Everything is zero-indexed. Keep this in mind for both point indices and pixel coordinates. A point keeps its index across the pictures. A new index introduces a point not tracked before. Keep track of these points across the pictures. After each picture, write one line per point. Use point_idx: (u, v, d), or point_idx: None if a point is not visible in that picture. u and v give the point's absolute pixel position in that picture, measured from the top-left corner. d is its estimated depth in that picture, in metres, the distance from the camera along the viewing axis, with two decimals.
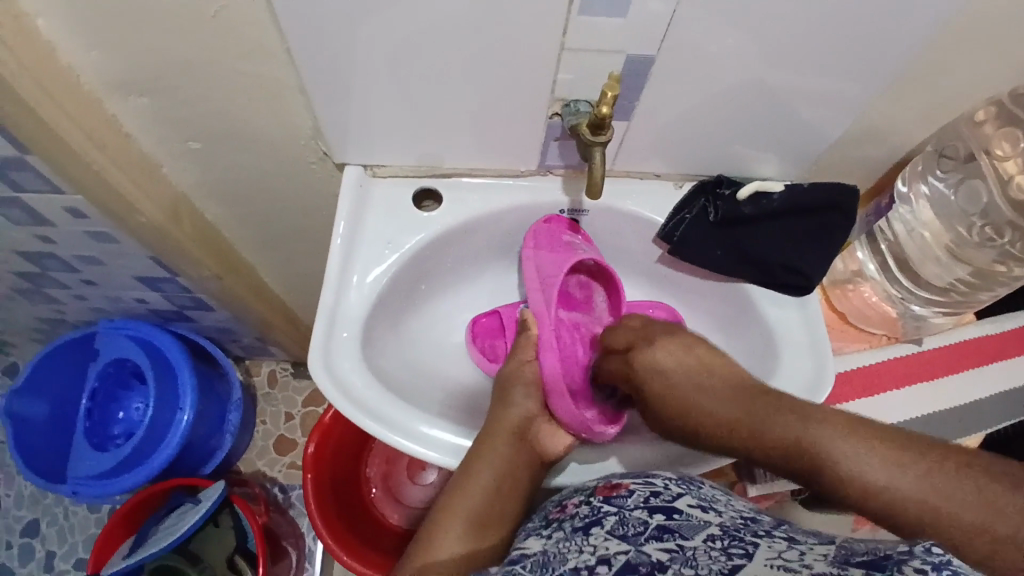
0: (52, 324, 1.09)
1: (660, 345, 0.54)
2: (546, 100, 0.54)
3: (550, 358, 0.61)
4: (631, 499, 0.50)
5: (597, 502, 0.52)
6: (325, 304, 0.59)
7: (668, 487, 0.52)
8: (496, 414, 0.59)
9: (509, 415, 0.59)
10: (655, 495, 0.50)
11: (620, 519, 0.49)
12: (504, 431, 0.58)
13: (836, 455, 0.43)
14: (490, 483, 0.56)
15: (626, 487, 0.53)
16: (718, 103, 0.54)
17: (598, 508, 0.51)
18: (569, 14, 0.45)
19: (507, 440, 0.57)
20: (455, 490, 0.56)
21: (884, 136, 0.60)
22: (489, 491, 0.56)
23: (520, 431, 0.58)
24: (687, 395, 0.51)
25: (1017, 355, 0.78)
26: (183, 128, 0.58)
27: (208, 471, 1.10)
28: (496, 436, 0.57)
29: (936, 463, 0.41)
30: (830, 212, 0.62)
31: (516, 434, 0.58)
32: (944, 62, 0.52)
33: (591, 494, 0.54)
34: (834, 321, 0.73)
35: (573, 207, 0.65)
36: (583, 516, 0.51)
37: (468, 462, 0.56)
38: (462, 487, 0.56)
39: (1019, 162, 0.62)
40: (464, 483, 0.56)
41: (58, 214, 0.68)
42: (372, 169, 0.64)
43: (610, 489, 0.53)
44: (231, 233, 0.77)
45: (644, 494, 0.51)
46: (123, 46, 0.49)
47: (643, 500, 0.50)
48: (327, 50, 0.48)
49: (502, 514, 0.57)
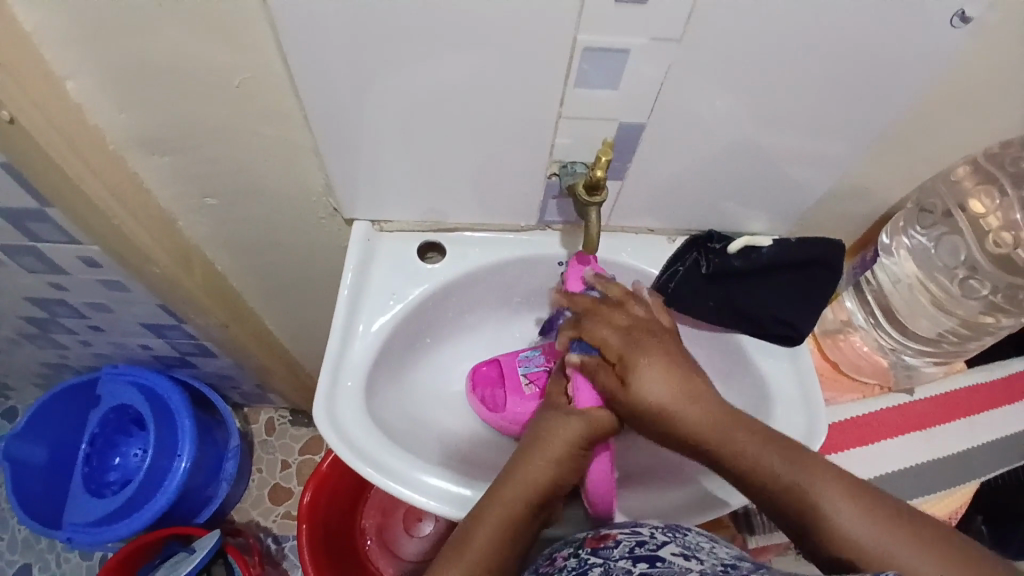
0: (54, 369, 1.10)
1: (652, 359, 0.54)
2: (545, 162, 0.57)
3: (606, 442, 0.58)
4: (617, 550, 0.51)
5: (585, 554, 0.52)
6: (331, 352, 0.61)
7: (653, 536, 0.52)
8: (523, 470, 0.55)
9: (549, 471, 0.55)
10: (641, 544, 0.51)
11: (605, 569, 0.49)
12: (522, 492, 0.54)
13: (836, 515, 0.46)
14: (497, 545, 0.52)
15: (613, 538, 0.53)
16: (707, 162, 0.58)
17: (585, 560, 0.51)
18: (567, 87, 0.49)
19: (524, 501, 0.53)
20: (455, 550, 0.52)
21: (864, 194, 0.64)
22: (498, 558, 0.51)
23: (542, 494, 0.54)
24: (675, 416, 0.52)
25: (1007, 403, 0.79)
26: (201, 185, 0.61)
27: (202, 520, 1.09)
28: (514, 495, 0.54)
29: (906, 521, 0.44)
30: (816, 266, 0.64)
31: (538, 496, 0.54)
32: (917, 127, 0.56)
33: (579, 547, 0.54)
34: (827, 370, 0.74)
35: (570, 260, 0.67)
36: (571, 569, 0.51)
37: (476, 518, 0.53)
38: (468, 544, 0.52)
39: (999, 216, 0.64)
40: (471, 539, 0.52)
41: (72, 262, 0.70)
42: (379, 224, 0.67)
43: (598, 540, 0.54)
44: (239, 282, 0.79)
45: (629, 544, 0.51)
46: (150, 109, 0.53)
47: (628, 550, 0.50)
48: (339, 114, 0.52)
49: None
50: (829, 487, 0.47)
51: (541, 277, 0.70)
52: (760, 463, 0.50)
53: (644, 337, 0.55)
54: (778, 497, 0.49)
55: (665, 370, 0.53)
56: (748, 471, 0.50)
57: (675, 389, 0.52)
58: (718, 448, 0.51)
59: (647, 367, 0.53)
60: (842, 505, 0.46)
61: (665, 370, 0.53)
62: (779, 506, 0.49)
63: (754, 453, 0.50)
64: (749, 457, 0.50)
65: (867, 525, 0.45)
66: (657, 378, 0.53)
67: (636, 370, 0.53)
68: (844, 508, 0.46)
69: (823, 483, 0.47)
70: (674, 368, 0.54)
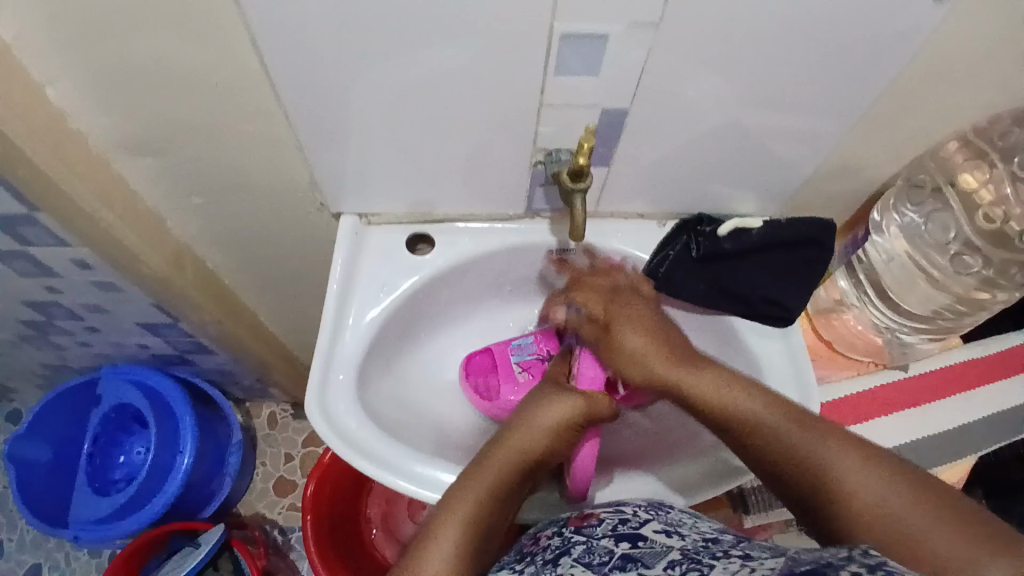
0: (53, 370, 1.10)
1: (635, 324, 0.60)
2: (529, 150, 0.57)
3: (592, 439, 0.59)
4: (599, 529, 0.52)
5: (568, 533, 0.53)
6: (321, 348, 0.61)
7: (636, 514, 0.54)
8: (521, 433, 0.56)
9: (534, 439, 0.56)
10: (623, 522, 0.52)
11: (587, 548, 0.50)
12: (513, 455, 0.55)
13: (837, 465, 0.48)
14: (488, 501, 0.52)
15: (596, 517, 0.55)
16: (694, 144, 0.57)
17: (568, 539, 0.52)
18: (547, 75, 0.49)
19: (514, 462, 0.55)
20: (446, 507, 0.51)
21: (854, 171, 0.63)
22: (489, 512, 0.52)
23: (533, 458, 0.56)
24: (658, 360, 0.58)
25: (1005, 375, 0.78)
26: (186, 184, 0.61)
27: (208, 514, 1.10)
28: (508, 454, 0.55)
29: (881, 461, 0.47)
30: (807, 244, 0.64)
31: (529, 461, 0.55)
32: (906, 103, 0.55)
33: (562, 526, 0.55)
34: (821, 349, 0.74)
35: (560, 248, 0.67)
36: (554, 549, 0.52)
37: (467, 474, 0.54)
38: (456, 500, 0.52)
39: (991, 191, 0.64)
40: (460, 493, 0.52)
41: (63, 265, 0.70)
42: (366, 218, 0.66)
43: (582, 519, 0.55)
44: (230, 278, 0.79)
45: (613, 522, 0.53)
46: (130, 110, 0.52)
47: (611, 529, 0.52)
48: (319, 109, 0.51)
49: (492, 547, 0.51)
50: (829, 442, 0.49)
51: (530, 265, 0.69)
52: (763, 424, 0.52)
53: (625, 301, 0.62)
54: (763, 447, 0.52)
55: (650, 331, 0.60)
56: (746, 428, 0.53)
57: (653, 341, 0.59)
58: (723, 411, 0.54)
59: (629, 329, 0.60)
60: (840, 456, 0.48)
61: (650, 330, 0.60)
62: (778, 468, 0.51)
63: (743, 408, 0.54)
64: (758, 422, 0.53)
65: (865, 472, 0.46)
66: (641, 330, 0.60)
67: (619, 330, 0.60)
68: (848, 466, 0.47)
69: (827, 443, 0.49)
70: (654, 321, 0.61)
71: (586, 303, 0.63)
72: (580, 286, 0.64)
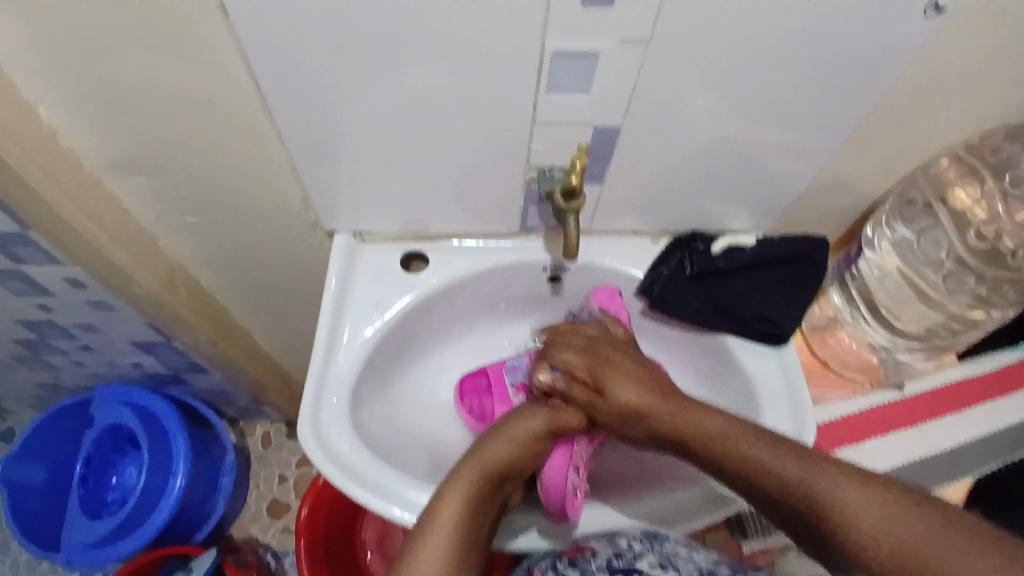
0: (47, 390, 1.09)
1: (621, 377, 0.57)
2: (522, 167, 0.57)
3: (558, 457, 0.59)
4: None
5: None
6: (315, 370, 0.60)
7: None
8: (487, 446, 0.56)
9: (500, 449, 0.56)
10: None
11: None
12: (483, 467, 0.55)
13: (839, 501, 0.45)
14: (466, 516, 0.51)
15: None
16: (686, 160, 0.57)
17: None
18: (539, 92, 0.49)
19: (484, 475, 0.54)
20: (425, 529, 0.51)
21: (847, 187, 0.63)
22: (469, 530, 0.51)
23: (502, 470, 0.55)
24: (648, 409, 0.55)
25: (1013, 391, 0.75)
26: (180, 203, 0.61)
27: (200, 539, 1.08)
28: (479, 469, 0.55)
29: (879, 479, 0.46)
30: (799, 260, 0.64)
31: (499, 473, 0.55)
32: (895, 118, 0.56)
33: None
34: (814, 367, 0.72)
35: (555, 265, 0.67)
36: None
37: (443, 491, 0.53)
38: (435, 518, 0.51)
39: (984, 208, 0.64)
40: (436, 512, 0.51)
41: (57, 285, 0.70)
42: (360, 236, 0.66)
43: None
44: (225, 297, 0.79)
45: None
46: (124, 130, 0.52)
47: None
48: (313, 127, 0.51)
49: (474, 564, 0.50)
50: (828, 476, 0.46)
51: (524, 283, 0.69)
52: (753, 460, 0.49)
53: (612, 356, 0.58)
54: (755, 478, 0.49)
55: (639, 380, 0.56)
56: (739, 468, 0.50)
57: (643, 390, 0.56)
58: (713, 447, 0.52)
59: (617, 381, 0.56)
60: (841, 490, 0.45)
61: (640, 380, 0.56)
62: (777, 509, 0.48)
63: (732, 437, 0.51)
64: (750, 461, 0.49)
65: (873, 509, 0.44)
66: (632, 373, 0.57)
67: (605, 385, 0.57)
68: (853, 502, 0.44)
69: (827, 477, 0.46)
70: (643, 368, 0.58)
71: (569, 365, 0.59)
72: (561, 343, 0.60)
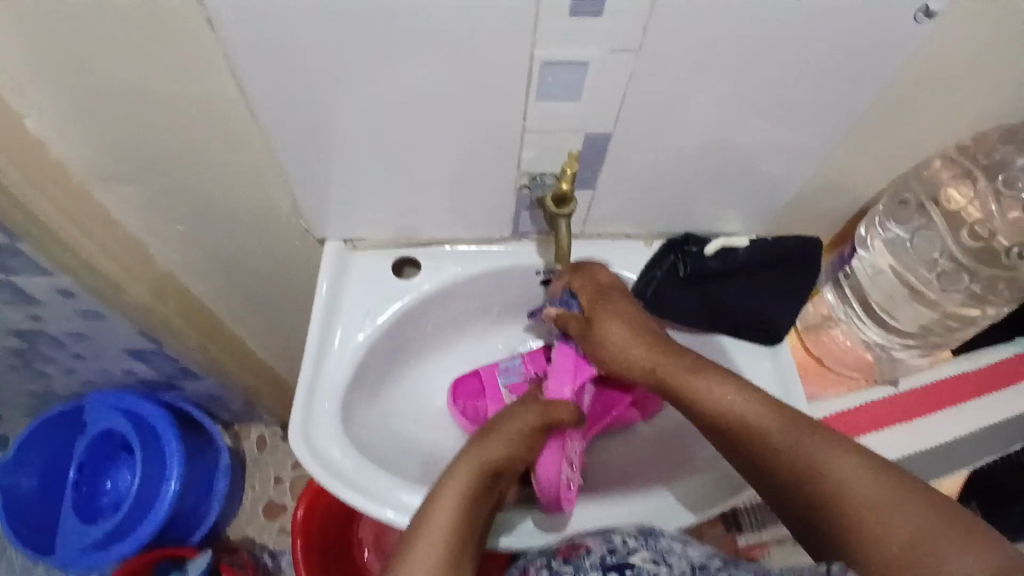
0: (39, 397, 1.08)
1: (623, 323, 0.58)
2: (513, 174, 0.57)
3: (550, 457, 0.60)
4: (588, 560, 0.51)
5: (556, 565, 0.53)
6: (306, 378, 0.60)
7: (625, 542, 0.53)
8: (480, 446, 0.56)
9: (494, 449, 0.56)
10: (612, 552, 0.52)
11: None
12: (476, 464, 0.54)
13: (828, 466, 0.46)
14: (459, 517, 0.51)
15: (585, 547, 0.54)
16: (679, 163, 0.57)
17: (558, 572, 0.52)
18: (529, 99, 0.49)
19: (479, 473, 0.54)
20: (422, 522, 0.51)
21: (839, 187, 0.63)
22: (462, 528, 0.51)
23: (495, 467, 0.55)
24: (647, 360, 0.56)
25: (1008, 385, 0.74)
26: (168, 212, 0.60)
27: (197, 541, 1.08)
28: (477, 467, 0.54)
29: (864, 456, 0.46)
30: (792, 262, 0.64)
31: (492, 470, 0.55)
32: (887, 118, 0.56)
33: (551, 557, 0.54)
34: (808, 363, 0.74)
35: (548, 270, 0.67)
36: None
37: (435, 494, 0.53)
38: (429, 517, 0.51)
39: (977, 208, 0.65)
40: (429, 517, 0.51)
41: (45, 294, 0.69)
42: (352, 242, 0.66)
43: (571, 549, 0.54)
44: (216, 303, 0.78)
45: (601, 552, 0.52)
46: (108, 141, 0.52)
47: (600, 560, 0.51)
48: (302, 135, 0.51)
49: (469, 563, 0.50)
50: (817, 442, 0.47)
51: (517, 287, 0.69)
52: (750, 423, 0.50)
53: (614, 298, 0.59)
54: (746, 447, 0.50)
55: (642, 331, 0.57)
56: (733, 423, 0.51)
57: (644, 341, 0.57)
58: (709, 407, 0.52)
59: (616, 326, 0.57)
60: (830, 458, 0.46)
61: (643, 330, 0.57)
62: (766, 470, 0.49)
63: (733, 407, 0.51)
64: (743, 420, 0.51)
65: (858, 475, 0.45)
66: (634, 323, 0.58)
67: (606, 329, 0.58)
68: (841, 468, 0.46)
69: (817, 442, 0.47)
70: (643, 318, 0.58)
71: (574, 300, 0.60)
72: (570, 276, 0.61)
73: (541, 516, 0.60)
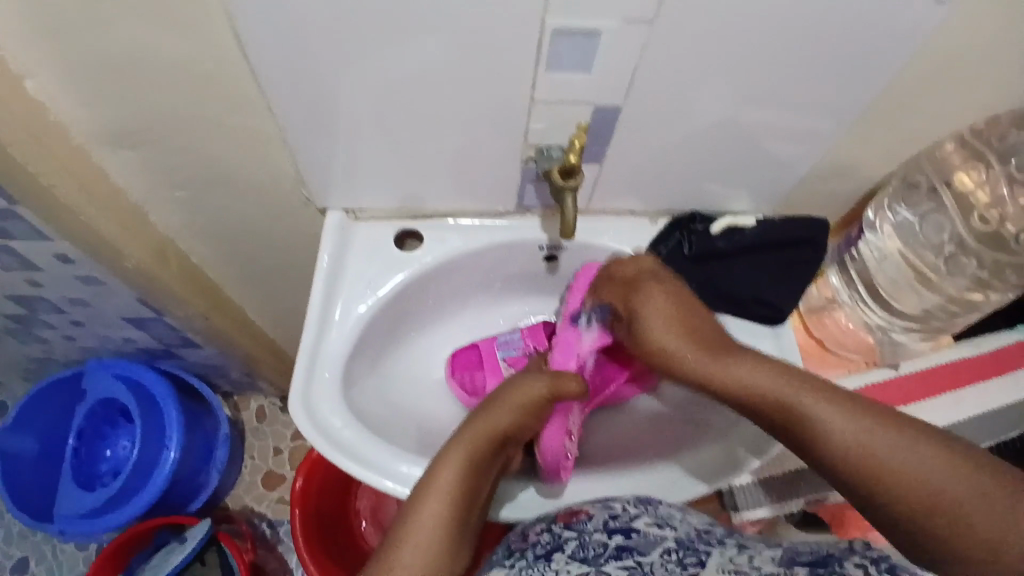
0: (39, 362, 1.08)
1: (655, 304, 0.56)
2: (520, 146, 0.56)
3: (551, 430, 0.60)
4: (591, 523, 0.53)
5: (558, 529, 0.53)
6: (307, 346, 0.60)
7: (625, 509, 0.54)
8: (486, 415, 0.56)
9: (498, 419, 0.56)
10: (614, 517, 0.53)
11: (581, 543, 0.51)
12: (481, 438, 0.55)
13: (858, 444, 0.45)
14: (465, 480, 0.52)
15: (585, 512, 0.54)
16: (689, 140, 0.56)
17: (559, 534, 0.53)
18: (539, 70, 0.48)
19: (480, 447, 0.54)
20: (421, 494, 0.51)
21: (849, 168, 0.62)
22: (464, 492, 0.51)
23: (500, 435, 0.56)
24: (676, 341, 0.54)
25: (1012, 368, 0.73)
26: (168, 176, 0.59)
27: (195, 508, 1.09)
28: (480, 437, 0.55)
29: (910, 431, 0.44)
30: (797, 243, 0.64)
31: (498, 439, 0.55)
32: (905, 99, 0.54)
33: (551, 521, 0.55)
34: (811, 347, 0.71)
35: (552, 245, 0.66)
36: (545, 543, 0.53)
37: (443, 453, 0.54)
38: (430, 485, 0.51)
39: (987, 192, 0.64)
40: (436, 475, 0.52)
41: (44, 259, 0.68)
42: (353, 212, 0.65)
43: (571, 515, 0.55)
44: (215, 271, 0.78)
45: (603, 516, 0.53)
46: (107, 102, 0.50)
47: (603, 522, 0.52)
48: (302, 99, 0.50)
49: (469, 530, 0.51)
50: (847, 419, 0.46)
51: (520, 261, 0.69)
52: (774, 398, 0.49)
53: (644, 284, 0.57)
54: (782, 421, 0.49)
55: (675, 312, 0.55)
56: (759, 400, 0.50)
57: (676, 320, 0.55)
58: (736, 386, 0.51)
59: (650, 308, 0.56)
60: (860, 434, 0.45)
61: (676, 313, 0.55)
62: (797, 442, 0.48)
63: (762, 384, 0.50)
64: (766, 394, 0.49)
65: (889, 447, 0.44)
66: (667, 299, 0.56)
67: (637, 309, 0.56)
68: (872, 445, 0.44)
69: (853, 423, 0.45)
70: (679, 300, 0.56)
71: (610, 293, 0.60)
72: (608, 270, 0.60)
73: (540, 484, 0.61)
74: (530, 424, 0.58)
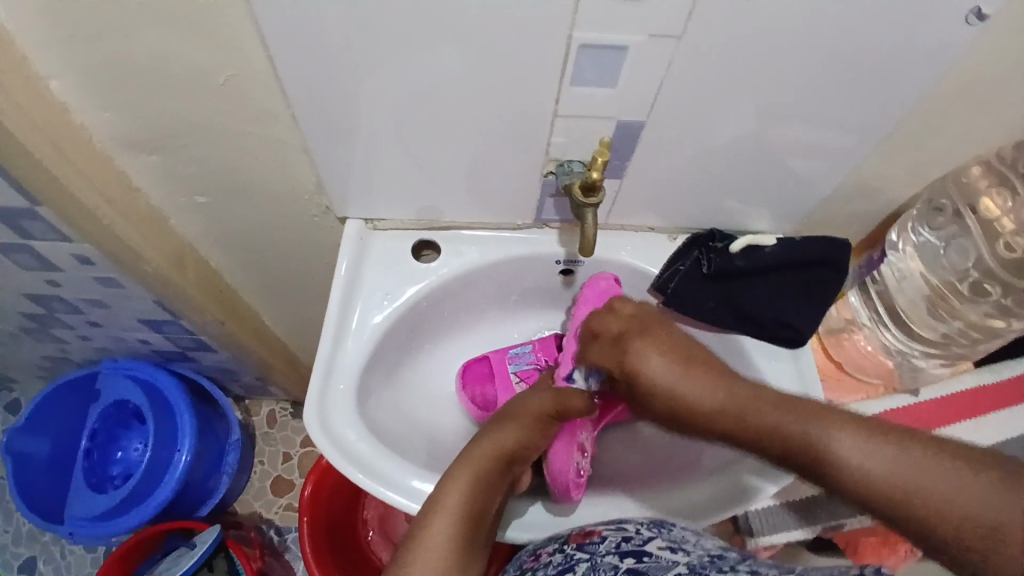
0: (55, 362, 1.09)
1: (645, 343, 0.52)
2: (540, 160, 0.56)
3: (558, 448, 0.60)
4: (603, 546, 0.51)
5: (570, 550, 0.52)
6: (323, 355, 0.60)
7: (638, 532, 0.53)
8: (492, 433, 0.56)
9: (503, 438, 0.56)
10: (626, 540, 0.52)
11: (592, 565, 0.49)
12: (488, 456, 0.54)
13: (843, 453, 0.42)
14: (470, 499, 0.51)
15: (598, 534, 0.54)
16: (709, 157, 0.56)
17: (571, 556, 0.51)
18: (562, 85, 0.48)
19: (487, 466, 0.54)
20: (427, 517, 0.50)
21: (872, 188, 0.62)
22: (474, 510, 0.51)
23: (510, 453, 0.56)
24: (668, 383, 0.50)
25: None
26: (191, 183, 0.60)
27: (204, 514, 1.09)
28: (485, 456, 0.54)
29: (920, 442, 0.41)
30: (820, 264, 0.63)
31: (504, 457, 0.55)
32: (929, 122, 0.54)
33: (564, 542, 0.54)
34: (830, 370, 0.72)
35: (569, 258, 0.66)
36: (556, 565, 0.51)
37: (448, 477, 0.53)
38: (437, 503, 0.51)
39: (1012, 219, 0.62)
40: (440, 499, 0.51)
41: (65, 260, 0.69)
42: (373, 223, 0.65)
43: (584, 536, 0.54)
44: (232, 277, 0.78)
45: (615, 540, 0.52)
46: (135, 107, 0.51)
47: (615, 545, 0.51)
48: (326, 109, 0.50)
49: (477, 547, 0.51)
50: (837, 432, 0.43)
51: (536, 275, 0.69)
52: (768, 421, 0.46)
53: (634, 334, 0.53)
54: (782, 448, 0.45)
55: (670, 349, 0.51)
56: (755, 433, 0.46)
57: (667, 355, 0.51)
58: (735, 418, 0.47)
59: (643, 355, 0.51)
60: (845, 443, 0.42)
61: (670, 349, 0.51)
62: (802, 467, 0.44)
63: (762, 415, 0.46)
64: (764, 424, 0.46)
65: (884, 458, 0.41)
66: (658, 352, 0.51)
67: (631, 353, 0.52)
68: (863, 455, 0.41)
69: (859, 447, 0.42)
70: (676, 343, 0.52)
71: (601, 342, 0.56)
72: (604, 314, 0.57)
73: (550, 502, 0.60)
74: (532, 449, 0.58)
